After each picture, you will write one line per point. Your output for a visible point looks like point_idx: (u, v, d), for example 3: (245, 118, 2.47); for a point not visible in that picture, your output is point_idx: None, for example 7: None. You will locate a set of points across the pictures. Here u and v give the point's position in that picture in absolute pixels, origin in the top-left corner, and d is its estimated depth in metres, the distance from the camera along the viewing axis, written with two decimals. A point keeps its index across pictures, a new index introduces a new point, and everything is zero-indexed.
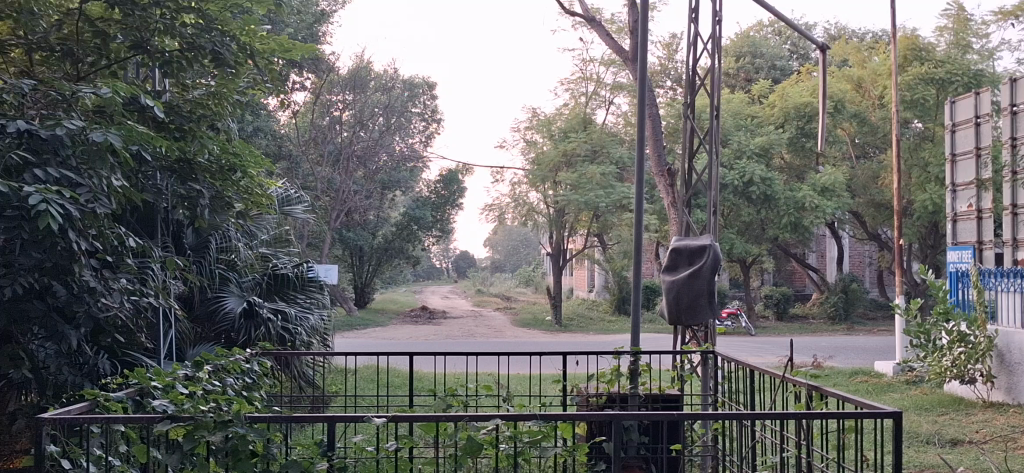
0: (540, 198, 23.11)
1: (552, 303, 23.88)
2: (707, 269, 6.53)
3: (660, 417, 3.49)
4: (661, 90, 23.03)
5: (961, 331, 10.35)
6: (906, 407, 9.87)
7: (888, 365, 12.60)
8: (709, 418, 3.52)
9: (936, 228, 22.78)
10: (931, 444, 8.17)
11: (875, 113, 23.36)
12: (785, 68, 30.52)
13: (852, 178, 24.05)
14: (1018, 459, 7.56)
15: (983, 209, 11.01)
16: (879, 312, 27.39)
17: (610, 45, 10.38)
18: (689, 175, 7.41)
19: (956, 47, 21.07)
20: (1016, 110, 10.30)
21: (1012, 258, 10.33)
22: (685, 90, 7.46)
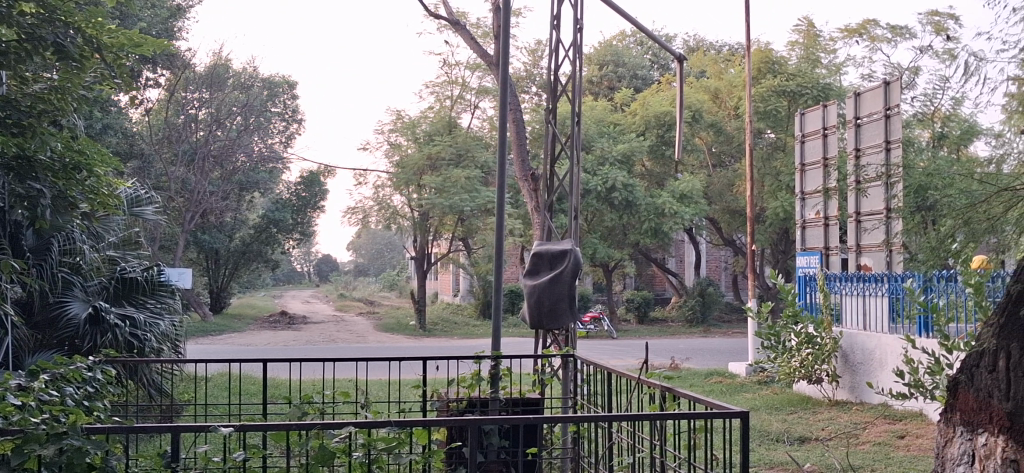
0: (404, 201, 22.94)
1: (416, 307, 23.76)
2: (567, 274, 6.61)
3: (516, 421, 3.49)
4: (525, 95, 23.25)
5: (809, 333, 10.82)
6: (757, 407, 10.25)
7: (741, 367, 13.06)
8: (565, 420, 3.53)
9: (787, 234, 23.81)
10: (781, 442, 8.51)
11: (731, 123, 24.27)
12: (646, 77, 31.35)
13: (709, 185, 24.88)
14: (860, 455, 7.96)
15: (830, 216, 11.57)
16: (733, 315, 28.41)
17: (474, 48, 10.38)
18: (551, 180, 7.48)
19: (806, 61, 22.10)
20: (860, 122, 10.86)
21: (857, 263, 10.89)
22: (547, 97, 7.53)
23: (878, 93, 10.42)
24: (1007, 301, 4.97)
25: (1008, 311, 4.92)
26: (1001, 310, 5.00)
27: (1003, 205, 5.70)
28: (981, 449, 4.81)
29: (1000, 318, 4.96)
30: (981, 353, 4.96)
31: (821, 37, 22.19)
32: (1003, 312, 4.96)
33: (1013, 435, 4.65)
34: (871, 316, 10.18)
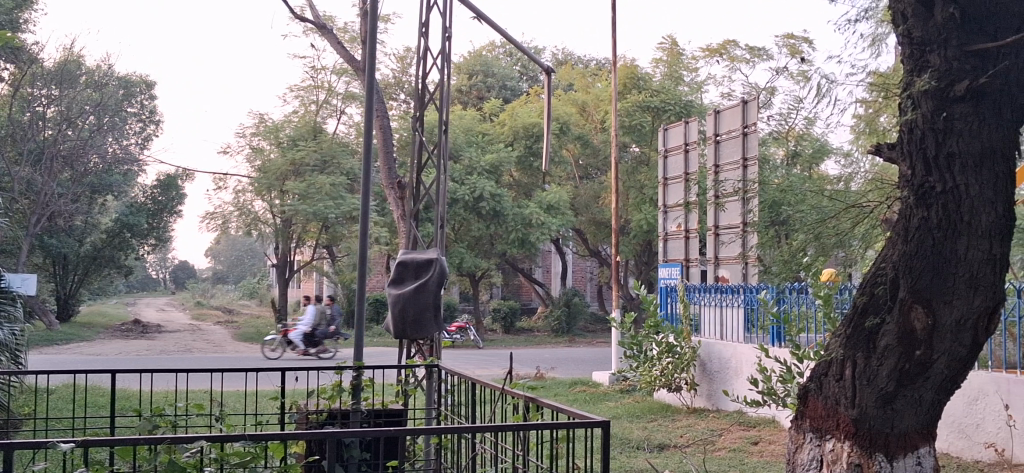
0: (265, 207, 22.35)
1: (277, 316, 23.18)
2: (433, 284, 6.59)
3: (380, 434, 3.37)
4: (393, 103, 23.10)
5: (669, 342, 11.08)
6: (619, 415, 10.40)
7: (604, 375, 13.26)
8: (426, 432, 3.47)
9: (650, 246, 24.42)
10: (642, 449, 8.67)
11: (597, 136, 24.77)
12: (515, 89, 31.64)
13: (576, 197, 25.28)
14: (716, 460, 8.21)
15: (690, 229, 11.89)
16: (598, 325, 28.92)
17: (341, 53, 10.22)
18: (417, 188, 7.42)
19: (669, 78, 22.70)
20: (719, 139, 11.23)
21: (715, 275, 11.26)
22: (414, 105, 7.47)
23: (737, 111, 10.81)
24: (854, 312, 5.03)
25: (855, 322, 4.99)
26: (849, 319, 5.07)
27: (850, 221, 5.98)
28: (829, 455, 5.03)
29: (847, 328, 5.06)
30: (829, 361, 5.10)
31: (684, 55, 22.86)
32: (850, 322, 5.03)
33: (858, 441, 4.91)
34: (728, 325, 10.53)
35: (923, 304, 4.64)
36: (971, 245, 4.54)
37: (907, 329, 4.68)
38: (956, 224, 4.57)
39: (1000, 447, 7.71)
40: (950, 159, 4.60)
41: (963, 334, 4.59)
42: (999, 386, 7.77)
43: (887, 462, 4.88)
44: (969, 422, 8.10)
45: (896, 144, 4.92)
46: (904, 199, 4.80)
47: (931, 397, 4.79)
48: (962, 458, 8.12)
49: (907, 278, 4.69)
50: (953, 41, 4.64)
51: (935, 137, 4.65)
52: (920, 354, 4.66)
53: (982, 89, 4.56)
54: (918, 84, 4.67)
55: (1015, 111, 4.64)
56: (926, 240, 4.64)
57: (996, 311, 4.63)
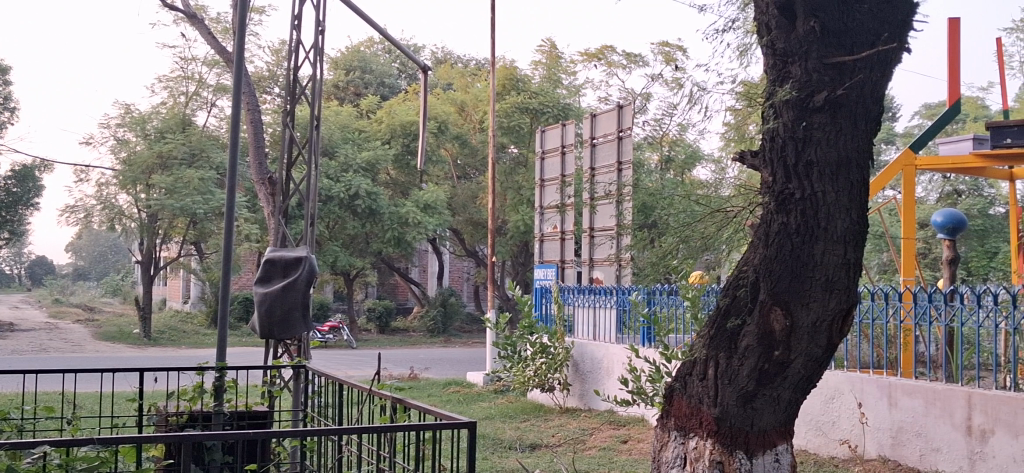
0: (130, 201, 21.51)
1: (141, 314, 22.35)
2: (301, 282, 6.49)
3: (238, 437, 3.27)
4: (267, 96, 22.64)
5: (543, 342, 11.17)
6: (492, 415, 10.44)
7: (478, 376, 13.28)
8: (286, 434, 3.39)
9: (526, 247, 24.61)
10: (513, 449, 8.73)
11: (475, 136, 24.85)
12: (393, 86, 31.43)
13: (453, 196, 25.26)
14: (584, 459, 8.33)
15: (566, 231, 12.02)
16: (474, 325, 28.98)
17: (211, 44, 9.95)
18: (288, 185, 7.26)
19: (548, 81, 22.90)
20: (596, 142, 11.41)
21: (589, 276, 11.43)
22: (286, 99, 7.31)
23: (612, 116, 11.01)
24: (717, 313, 5.16)
25: (719, 323, 5.11)
26: (712, 320, 5.20)
27: (715, 225, 6.14)
28: (692, 452, 5.13)
29: (711, 329, 5.19)
30: (693, 361, 5.22)
31: (562, 59, 22.94)
32: (714, 323, 5.16)
33: (719, 439, 5.03)
34: (601, 326, 10.71)
35: (782, 306, 4.80)
36: (826, 250, 4.72)
37: (766, 330, 4.83)
38: (814, 229, 4.75)
39: (853, 444, 8.07)
40: (810, 167, 4.77)
41: (819, 335, 4.76)
42: (853, 385, 8.14)
43: (746, 459, 5.00)
44: (826, 420, 8.46)
45: (759, 152, 5.07)
46: (766, 205, 4.95)
47: (789, 396, 4.94)
48: (818, 454, 8.48)
49: (768, 282, 4.85)
50: (814, 53, 4.80)
51: (796, 145, 4.81)
52: (778, 354, 4.82)
53: (839, 100, 4.75)
54: (780, 94, 4.83)
55: (870, 123, 4.83)
56: (786, 245, 4.80)
57: (850, 314, 4.82)
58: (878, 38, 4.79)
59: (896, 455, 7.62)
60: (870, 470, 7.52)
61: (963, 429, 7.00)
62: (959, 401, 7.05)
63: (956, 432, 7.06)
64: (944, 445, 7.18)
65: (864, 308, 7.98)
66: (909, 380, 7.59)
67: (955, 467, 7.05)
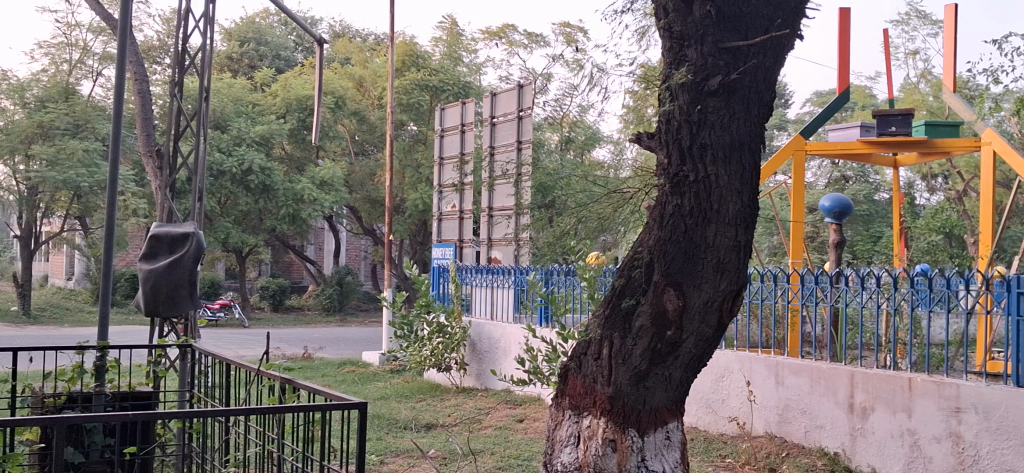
0: (7, 172, 20.61)
1: (20, 291, 21.43)
2: (188, 258, 6.33)
3: (121, 420, 3.09)
4: (157, 66, 21.91)
5: (440, 322, 11.11)
6: (388, 395, 10.36)
7: (374, 355, 13.17)
8: (173, 417, 3.26)
9: (425, 226, 24.46)
10: (408, 429, 8.66)
11: (374, 113, 24.58)
12: (289, 59, 30.81)
13: (351, 173, 24.92)
14: (479, 439, 8.33)
15: (465, 210, 11.95)
16: (371, 304, 28.74)
17: (94, 8, 9.53)
18: (174, 157, 7.01)
19: (448, 58, 22.78)
20: (496, 121, 11.39)
21: (487, 255, 11.42)
22: (173, 69, 7.05)
23: (512, 95, 11.00)
24: (611, 294, 5.18)
25: (613, 303, 5.13)
26: (607, 300, 5.21)
27: (612, 206, 6.17)
28: (586, 431, 5.16)
29: (605, 308, 5.20)
30: (588, 341, 5.23)
31: (463, 36, 22.74)
32: (608, 303, 5.18)
33: (613, 417, 5.07)
34: (498, 305, 10.73)
35: (675, 287, 4.83)
36: (719, 231, 4.77)
37: (659, 310, 4.87)
38: (706, 211, 4.79)
39: (742, 421, 8.28)
40: (703, 150, 4.80)
41: (710, 315, 4.82)
42: (742, 364, 8.34)
43: (638, 437, 5.06)
44: (715, 398, 8.66)
45: (654, 134, 5.10)
46: (661, 187, 4.98)
47: (681, 374, 5.00)
48: (708, 431, 8.68)
49: (661, 262, 4.88)
50: (710, 38, 4.84)
51: (690, 128, 4.85)
52: (671, 334, 4.86)
53: (733, 85, 4.80)
54: (677, 77, 4.86)
55: (762, 108, 4.90)
56: (679, 227, 4.83)
57: (740, 294, 4.90)
58: (771, 24, 4.87)
59: (782, 431, 7.85)
60: (758, 446, 7.74)
61: (846, 406, 7.24)
62: (842, 380, 7.29)
63: (839, 409, 7.31)
64: (827, 422, 7.42)
65: (753, 289, 8.17)
66: (795, 359, 7.81)
67: (838, 443, 7.30)
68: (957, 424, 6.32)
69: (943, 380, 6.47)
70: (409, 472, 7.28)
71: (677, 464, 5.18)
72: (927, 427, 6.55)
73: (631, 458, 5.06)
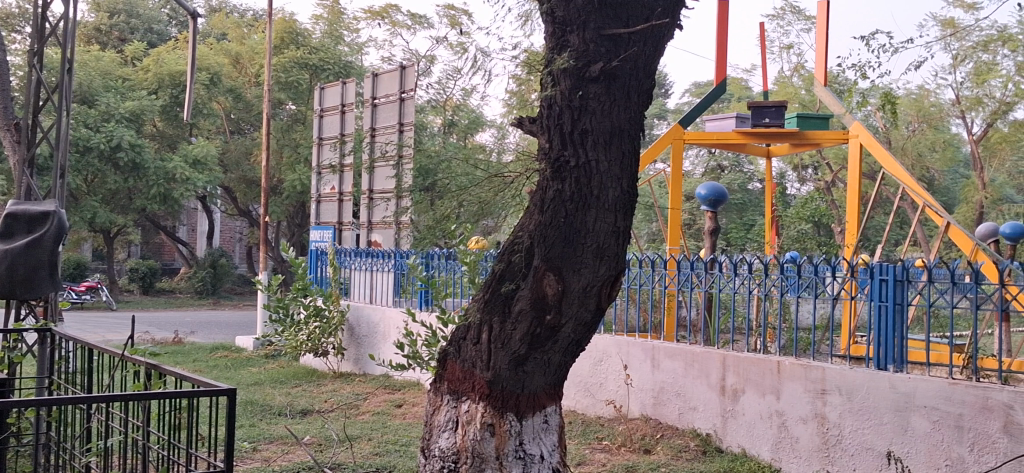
0: None
1: None
2: (48, 239, 6.00)
3: None
4: (17, 35, 20.79)
5: (317, 305, 10.86)
6: (262, 381, 10.09)
7: (248, 340, 12.85)
8: (26, 405, 3.05)
9: (303, 208, 24.01)
10: (283, 415, 8.46)
11: (250, 91, 24.01)
12: (162, 33, 30.03)
13: (226, 152, 24.23)
14: (356, 424, 8.21)
15: (344, 192, 11.76)
16: (246, 287, 28.05)
17: None
18: (33, 131, 6.61)
19: (329, 37, 22.41)
20: (377, 102, 11.22)
21: (367, 239, 11.26)
22: (33, 38, 6.63)
23: (394, 76, 10.85)
24: (492, 278, 5.13)
25: (493, 287, 5.09)
26: (487, 284, 5.16)
27: (493, 190, 6.12)
28: (464, 416, 5.12)
29: (484, 292, 5.16)
30: (467, 326, 5.18)
31: (345, 15, 22.30)
32: (488, 287, 5.13)
33: (491, 402, 5.04)
34: (377, 289, 10.61)
35: (555, 271, 4.81)
36: (598, 217, 4.77)
37: (539, 295, 4.84)
38: (587, 197, 4.78)
39: (618, 404, 8.41)
40: (584, 136, 4.79)
41: (589, 300, 4.83)
42: (620, 348, 8.46)
43: (516, 421, 5.05)
44: (593, 381, 8.77)
45: (536, 118, 5.06)
46: (542, 172, 4.95)
47: (559, 359, 5.00)
48: (585, 414, 8.78)
49: (541, 247, 4.85)
50: (592, 24, 4.82)
51: (572, 114, 4.83)
52: (550, 318, 4.85)
53: (614, 72, 4.80)
54: (558, 62, 4.83)
55: (642, 96, 4.91)
56: (559, 212, 4.81)
57: (618, 279, 4.92)
58: (652, 14, 4.87)
59: (657, 414, 8.01)
60: (634, 429, 7.87)
61: (718, 389, 7.43)
62: (715, 363, 7.47)
63: (711, 392, 7.49)
64: (700, 404, 7.59)
65: (632, 275, 8.28)
66: (671, 343, 7.96)
67: (709, 424, 7.49)
68: (822, 406, 6.55)
69: (810, 363, 6.69)
70: (282, 459, 7.11)
71: (554, 447, 5.20)
72: (794, 408, 6.78)
73: (509, 442, 5.05)
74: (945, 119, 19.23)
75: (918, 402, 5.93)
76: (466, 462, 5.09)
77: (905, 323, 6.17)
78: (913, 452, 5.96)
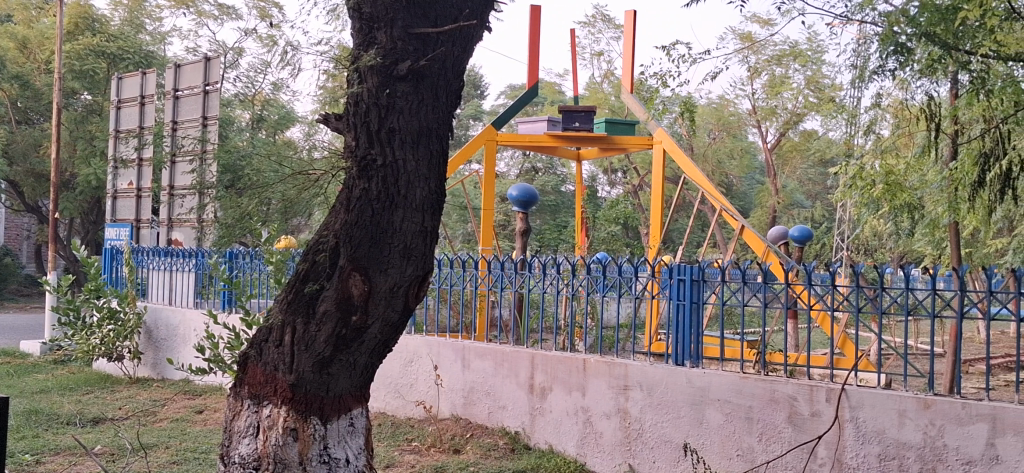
0: None
1: None
2: None
3: None
4: None
5: (111, 307, 10.21)
6: (48, 388, 9.45)
7: (34, 345, 12.02)
8: None
9: (99, 204, 22.76)
10: (71, 425, 7.95)
11: (39, 78, 22.54)
12: None
13: (11, 143, 22.57)
14: (152, 432, 7.82)
15: (142, 188, 11.21)
16: (34, 288, 26.28)
17: None
18: None
19: (129, 25, 21.38)
20: (179, 94, 10.76)
21: (167, 237, 10.81)
22: None
23: (198, 68, 10.47)
24: (294, 277, 4.78)
25: (296, 287, 4.75)
26: (289, 284, 4.81)
27: (296, 188, 5.92)
28: (266, 420, 4.84)
29: (288, 292, 4.80)
30: (269, 327, 4.86)
31: (147, 3, 21.36)
32: (290, 287, 4.79)
33: (294, 406, 4.77)
34: (177, 290, 10.18)
35: (360, 271, 4.51)
36: (405, 217, 4.49)
37: (344, 295, 4.53)
38: (393, 196, 4.48)
39: (428, 405, 8.41)
40: (391, 135, 4.48)
41: (395, 300, 4.57)
42: (430, 349, 8.44)
43: (320, 425, 4.82)
44: (403, 383, 8.71)
45: (342, 115, 4.70)
46: (347, 170, 4.60)
47: (365, 361, 4.75)
48: (395, 415, 8.73)
49: (347, 247, 4.52)
50: (399, 22, 4.54)
51: (378, 112, 4.50)
52: (356, 319, 4.57)
53: (421, 71, 4.54)
54: (364, 59, 4.48)
55: (449, 96, 4.69)
56: (365, 212, 4.48)
57: (425, 279, 4.68)
58: (460, 14, 4.67)
59: (467, 414, 8.06)
60: (444, 429, 7.88)
61: (526, 387, 7.55)
62: (524, 362, 7.57)
63: (520, 390, 7.59)
64: (509, 403, 7.69)
65: (442, 274, 8.26)
66: (481, 344, 8.00)
67: (518, 422, 7.59)
68: (625, 401, 6.76)
69: (614, 360, 6.90)
70: (69, 471, 6.67)
71: (360, 450, 5.00)
72: (598, 404, 6.97)
73: (313, 447, 4.82)
74: (742, 128, 20.34)
75: (712, 395, 6.21)
76: (267, 467, 4.83)
77: (702, 321, 6.44)
78: (708, 444, 6.25)
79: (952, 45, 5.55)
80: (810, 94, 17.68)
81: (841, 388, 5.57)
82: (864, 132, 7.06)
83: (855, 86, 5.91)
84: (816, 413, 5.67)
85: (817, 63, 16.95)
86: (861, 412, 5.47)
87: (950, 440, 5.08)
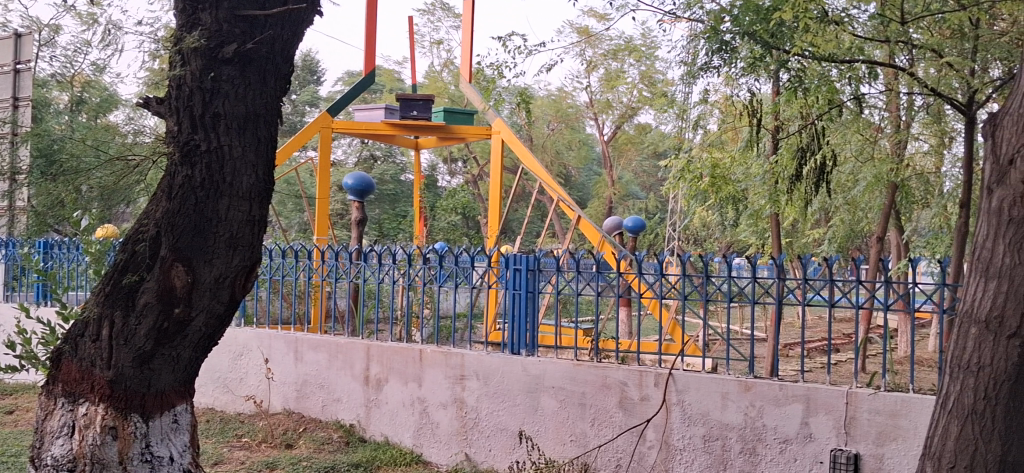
0: None
1: None
2: None
3: None
4: None
5: None
6: None
7: None
8: None
9: None
10: None
11: None
12: None
13: None
14: None
15: None
16: None
17: None
18: None
19: None
20: None
21: None
22: None
23: (8, 45, 9.86)
24: (111, 268, 4.48)
25: (114, 279, 4.44)
26: (106, 276, 4.51)
27: (115, 174, 5.57)
28: (81, 420, 4.50)
29: (105, 284, 4.50)
30: (83, 321, 4.53)
31: None
32: (107, 278, 4.48)
33: (113, 403, 4.47)
34: None
35: (183, 261, 4.30)
36: (232, 205, 4.31)
37: (165, 287, 4.30)
38: (218, 184, 4.29)
39: (259, 399, 8.16)
40: (216, 120, 4.29)
41: (221, 291, 4.38)
42: (261, 341, 8.19)
43: (142, 422, 4.53)
44: (233, 377, 8.42)
45: (163, 99, 4.45)
46: (168, 156, 4.36)
47: (189, 354, 4.52)
48: (224, 411, 8.43)
49: (168, 236, 4.29)
50: (225, 3, 4.33)
51: (202, 96, 4.29)
52: (178, 312, 4.34)
53: (249, 54, 4.35)
54: (187, 40, 4.26)
55: (278, 81, 4.53)
56: (188, 199, 4.28)
57: (252, 270, 4.50)
58: None
59: (300, 407, 7.87)
60: (275, 423, 7.66)
61: (361, 379, 7.43)
62: (359, 353, 7.45)
63: (355, 381, 7.48)
64: (343, 395, 7.56)
65: (273, 264, 8.03)
66: (315, 335, 7.83)
67: (353, 415, 7.48)
68: (461, 391, 6.76)
69: (450, 350, 6.88)
70: None
71: (184, 448, 4.74)
72: (434, 394, 6.94)
73: (133, 445, 4.53)
74: (580, 120, 20.77)
75: (547, 383, 6.29)
76: (84, 468, 4.51)
77: (537, 311, 6.49)
78: (543, 431, 6.32)
79: (772, 45, 5.82)
80: (643, 89, 18.21)
81: (668, 372, 5.74)
82: (693, 125, 7.28)
83: (685, 82, 6.13)
84: (644, 398, 5.83)
85: (650, 58, 17.48)
86: (687, 395, 5.66)
87: (769, 420, 5.33)
